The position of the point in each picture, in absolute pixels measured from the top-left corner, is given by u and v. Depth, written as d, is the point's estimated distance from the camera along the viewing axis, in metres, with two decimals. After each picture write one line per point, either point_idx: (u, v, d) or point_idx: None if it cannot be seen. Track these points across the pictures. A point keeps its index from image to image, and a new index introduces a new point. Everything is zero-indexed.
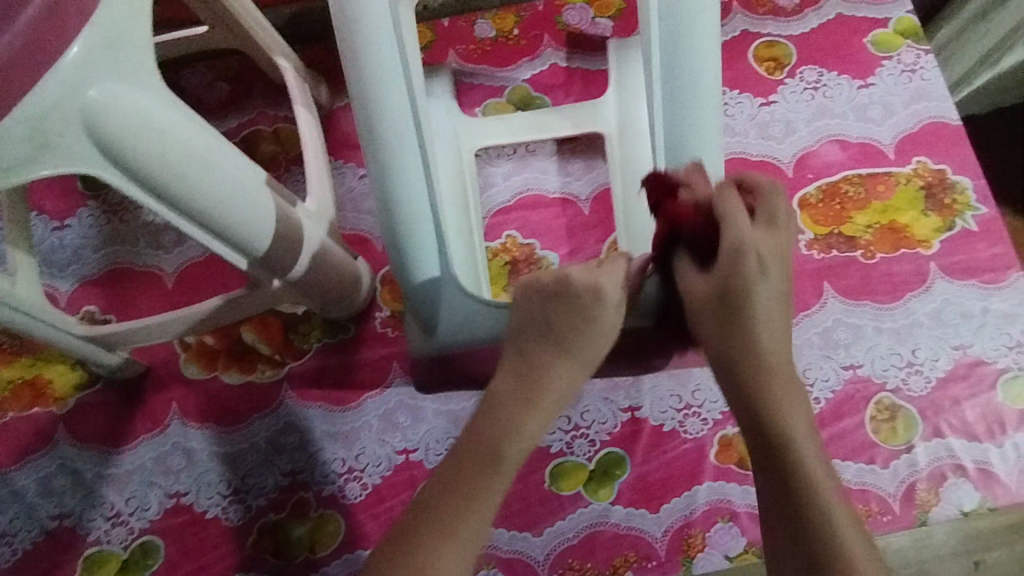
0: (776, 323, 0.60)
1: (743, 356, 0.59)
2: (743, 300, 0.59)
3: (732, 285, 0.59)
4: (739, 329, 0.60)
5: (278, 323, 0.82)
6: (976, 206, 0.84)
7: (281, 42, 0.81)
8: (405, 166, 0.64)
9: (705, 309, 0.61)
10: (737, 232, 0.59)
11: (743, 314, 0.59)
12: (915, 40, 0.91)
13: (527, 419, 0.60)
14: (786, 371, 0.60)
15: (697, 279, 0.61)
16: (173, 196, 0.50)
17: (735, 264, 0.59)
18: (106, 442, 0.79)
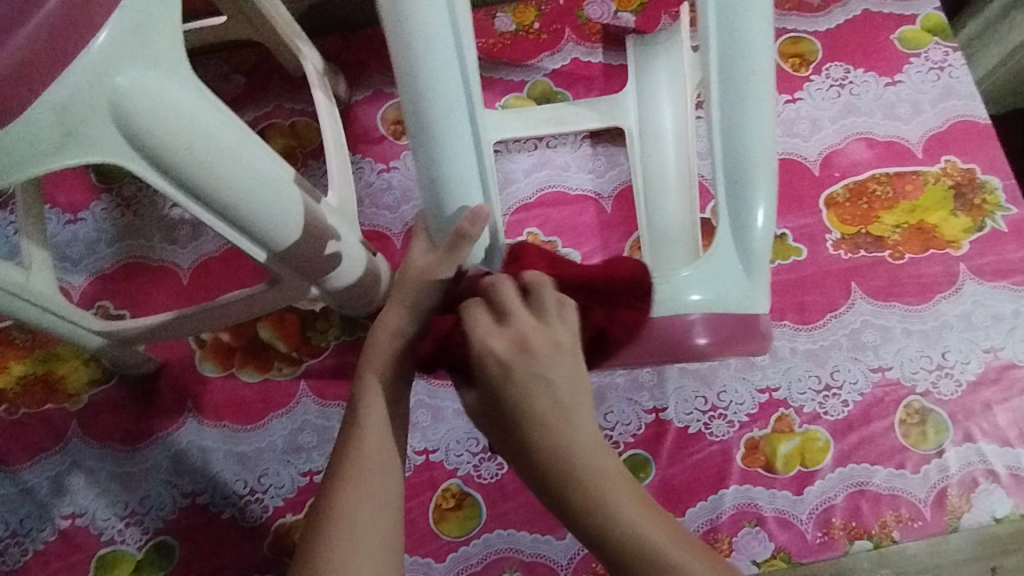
0: (568, 420, 0.44)
1: (533, 448, 0.44)
2: (527, 420, 0.44)
3: (497, 396, 0.45)
4: (529, 439, 0.44)
5: (295, 321, 0.81)
6: (1006, 207, 0.82)
7: (301, 33, 0.79)
8: (454, 142, 0.55)
9: (482, 413, 0.48)
10: (477, 331, 0.47)
11: (525, 419, 0.44)
12: (943, 37, 0.89)
13: (363, 434, 0.48)
14: (609, 473, 0.43)
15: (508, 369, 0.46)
16: (198, 188, 0.49)
17: (502, 378, 0.45)
18: (120, 439, 0.77)
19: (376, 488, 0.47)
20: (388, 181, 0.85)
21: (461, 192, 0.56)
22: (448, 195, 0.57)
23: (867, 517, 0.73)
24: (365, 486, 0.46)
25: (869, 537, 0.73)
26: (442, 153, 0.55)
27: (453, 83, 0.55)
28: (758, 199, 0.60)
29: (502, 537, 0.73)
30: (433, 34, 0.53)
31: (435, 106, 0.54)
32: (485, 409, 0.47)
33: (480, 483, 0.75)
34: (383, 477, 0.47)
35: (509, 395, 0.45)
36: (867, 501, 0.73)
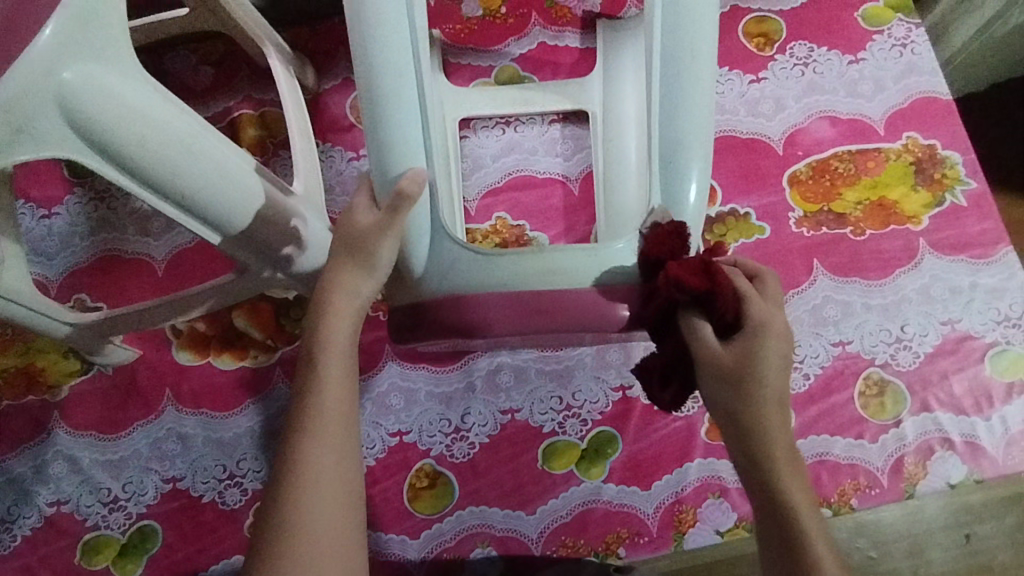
0: (776, 393, 0.52)
1: (750, 414, 0.52)
2: (757, 383, 0.52)
3: (745, 364, 0.52)
4: (745, 404, 0.52)
5: (269, 309, 0.82)
6: (966, 181, 0.84)
7: (266, 25, 0.78)
8: (400, 103, 0.60)
9: (721, 384, 0.52)
10: (757, 312, 0.52)
11: (744, 379, 0.52)
12: (905, 15, 0.90)
13: (320, 390, 0.53)
14: (790, 448, 0.52)
15: (716, 358, 0.52)
16: (156, 183, 0.50)
17: (755, 344, 0.52)
18: (99, 428, 0.79)
19: (335, 427, 0.52)
20: (358, 169, 0.86)
21: (404, 152, 0.60)
22: (392, 157, 0.60)
23: (826, 486, 0.76)
24: (328, 426, 0.52)
25: (828, 505, 0.75)
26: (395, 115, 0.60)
27: (399, 49, 0.59)
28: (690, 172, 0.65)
29: (473, 514, 0.76)
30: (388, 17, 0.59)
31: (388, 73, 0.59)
32: (733, 368, 0.52)
33: (452, 462, 0.77)
34: (338, 437, 0.52)
35: (759, 366, 0.52)
36: (827, 470, 0.76)
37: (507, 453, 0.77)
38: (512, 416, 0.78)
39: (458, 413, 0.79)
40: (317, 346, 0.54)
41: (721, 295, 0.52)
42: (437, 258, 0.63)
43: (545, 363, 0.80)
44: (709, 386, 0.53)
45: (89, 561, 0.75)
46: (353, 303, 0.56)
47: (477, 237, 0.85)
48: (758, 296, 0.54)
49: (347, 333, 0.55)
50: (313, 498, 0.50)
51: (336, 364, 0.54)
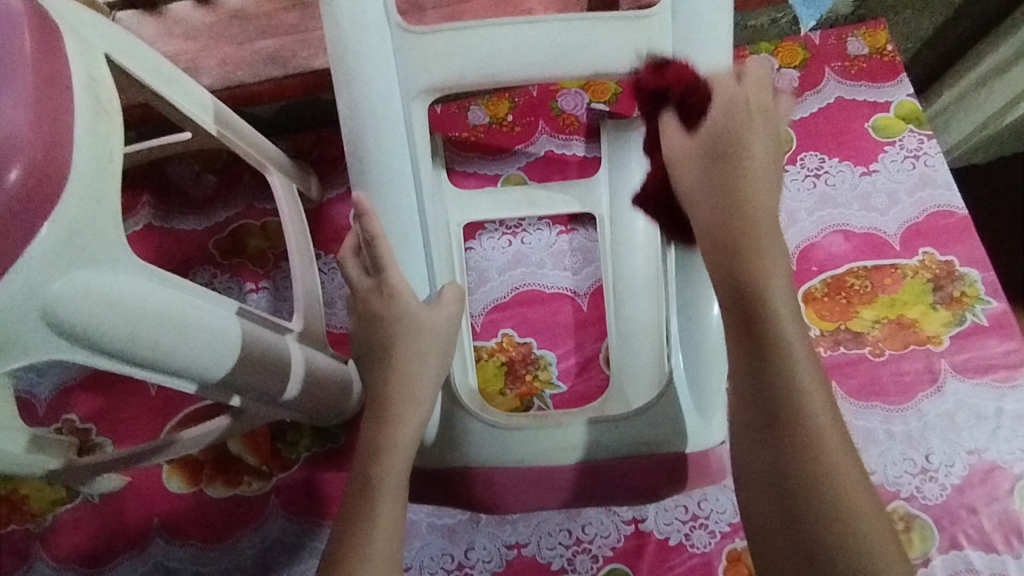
0: (772, 225, 0.55)
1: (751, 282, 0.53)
2: (739, 184, 0.56)
3: (720, 139, 0.57)
4: (718, 176, 0.57)
5: (265, 431, 0.79)
6: (987, 300, 0.81)
7: (269, 146, 0.74)
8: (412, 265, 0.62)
9: (690, 159, 0.58)
10: (718, 117, 0.58)
11: (727, 189, 0.56)
12: (917, 124, 0.89)
13: (371, 516, 0.51)
14: (771, 225, 0.55)
15: (677, 141, 0.59)
16: (149, 365, 0.47)
17: (721, 136, 0.57)
18: (83, 562, 0.75)
19: (381, 559, 0.50)
20: None
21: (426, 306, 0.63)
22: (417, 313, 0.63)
23: None
24: (374, 552, 0.50)
25: None
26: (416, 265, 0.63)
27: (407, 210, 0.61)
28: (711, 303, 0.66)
29: None
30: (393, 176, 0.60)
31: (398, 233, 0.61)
32: (700, 144, 0.58)
33: None
34: (387, 574, 0.50)
35: (734, 145, 0.57)
36: None
37: None
38: (518, 551, 0.74)
39: (461, 547, 0.75)
40: (373, 467, 0.54)
41: (688, 96, 0.60)
42: (451, 429, 0.69)
43: None
44: (681, 163, 0.59)
45: None
46: (412, 419, 0.56)
47: (483, 354, 0.82)
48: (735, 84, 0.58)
49: (405, 451, 0.55)
50: None
51: (390, 484, 0.53)
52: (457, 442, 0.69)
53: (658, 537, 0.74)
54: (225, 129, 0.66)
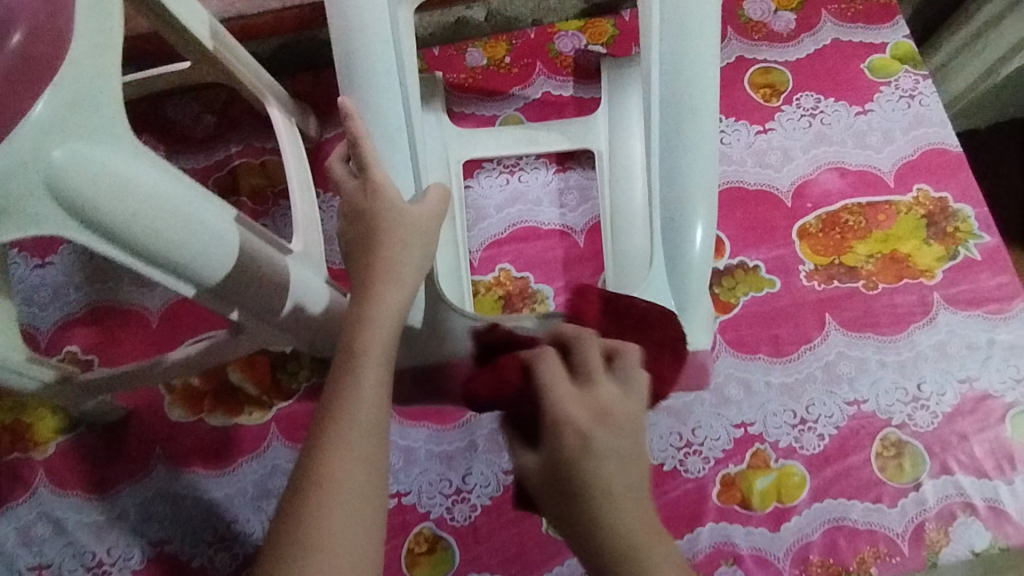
0: (662, 538, 0.43)
1: (599, 524, 0.43)
2: (589, 491, 0.43)
3: (558, 470, 0.45)
4: (583, 517, 0.43)
5: (265, 362, 0.80)
6: (979, 235, 0.82)
7: (266, 75, 0.77)
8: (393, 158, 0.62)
9: (546, 498, 0.46)
10: (559, 406, 0.47)
11: (586, 493, 0.43)
12: (913, 65, 0.89)
13: (356, 388, 0.47)
14: (654, 532, 0.43)
15: (528, 470, 0.47)
16: (148, 252, 0.48)
17: (557, 448, 0.45)
18: (86, 488, 0.76)
19: (367, 430, 0.46)
20: None
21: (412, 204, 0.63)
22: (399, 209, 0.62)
23: (845, 554, 0.72)
24: (359, 427, 0.46)
25: None
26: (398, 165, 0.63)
27: (392, 99, 0.63)
28: (698, 219, 0.65)
29: None
30: (379, 70, 0.62)
31: (383, 129, 0.62)
32: (546, 481, 0.46)
33: (453, 526, 0.74)
34: (373, 441, 0.46)
35: (577, 473, 0.44)
36: (844, 536, 0.73)
37: (510, 516, 0.74)
38: None
39: (459, 473, 0.76)
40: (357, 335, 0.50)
41: (529, 396, 0.50)
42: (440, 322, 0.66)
43: None
44: (543, 502, 0.47)
45: None
46: (399, 291, 0.53)
47: (480, 290, 0.83)
48: (573, 390, 0.48)
49: (390, 322, 0.51)
50: (337, 520, 0.44)
51: (376, 356, 0.49)
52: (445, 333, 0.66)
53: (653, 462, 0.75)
54: (222, 47, 0.69)
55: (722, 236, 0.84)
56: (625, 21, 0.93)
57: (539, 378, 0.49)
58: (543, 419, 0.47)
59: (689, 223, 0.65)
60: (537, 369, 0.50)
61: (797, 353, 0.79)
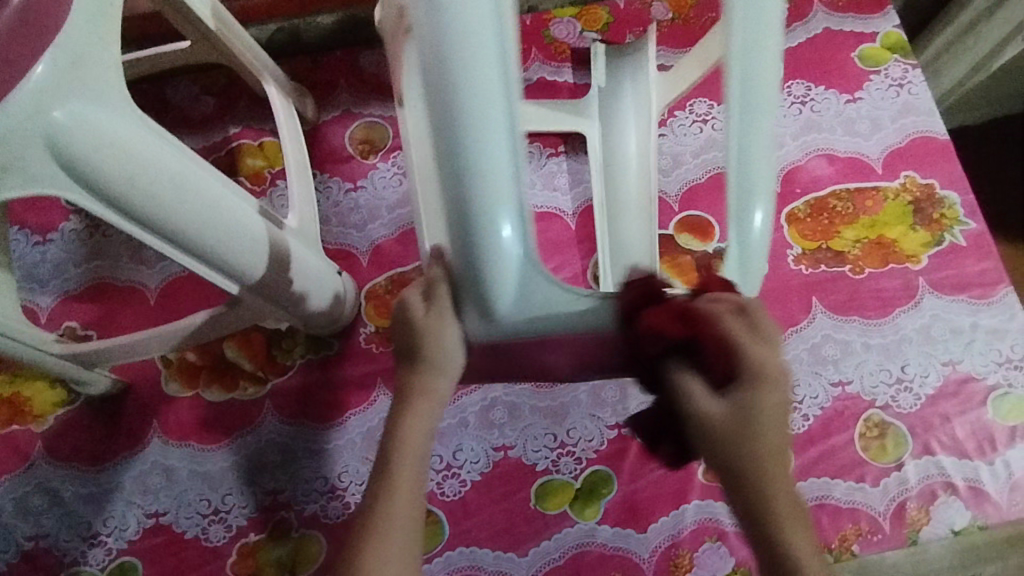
0: (798, 501, 0.43)
1: (749, 469, 0.42)
2: (748, 442, 0.42)
3: (743, 420, 0.42)
4: (741, 461, 0.42)
5: (260, 339, 0.81)
6: (964, 221, 0.83)
7: (265, 57, 0.79)
8: (468, 32, 0.38)
9: (712, 444, 0.43)
10: (766, 361, 0.42)
11: (746, 440, 0.42)
12: (902, 55, 0.90)
13: (410, 416, 0.46)
14: (796, 499, 0.43)
15: (703, 414, 0.43)
16: (146, 217, 0.50)
17: (749, 398, 0.42)
18: (83, 460, 0.78)
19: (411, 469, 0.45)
20: (355, 200, 0.86)
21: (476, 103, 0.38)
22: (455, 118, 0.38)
23: (827, 531, 0.74)
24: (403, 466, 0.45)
25: (830, 552, 0.73)
26: (456, 61, 0.38)
27: None
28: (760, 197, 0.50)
29: (464, 555, 0.74)
30: None
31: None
32: (727, 429, 0.42)
33: (443, 500, 0.75)
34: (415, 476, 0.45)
35: (752, 430, 0.42)
36: (827, 514, 0.74)
37: (499, 491, 0.76)
38: (504, 453, 0.77)
39: (450, 449, 0.77)
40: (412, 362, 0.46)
41: (703, 342, 0.42)
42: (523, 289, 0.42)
43: (540, 400, 0.78)
44: (703, 448, 0.44)
45: None
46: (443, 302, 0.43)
47: None
48: (751, 343, 0.42)
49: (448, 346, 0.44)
50: (382, 558, 0.44)
51: (425, 386, 0.46)
52: (491, 302, 0.42)
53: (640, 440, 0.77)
54: (223, 28, 0.71)
55: (711, 221, 0.85)
56: (620, 8, 0.94)
57: (708, 336, 0.42)
58: (733, 368, 0.42)
59: (749, 197, 0.50)
60: (721, 321, 0.42)
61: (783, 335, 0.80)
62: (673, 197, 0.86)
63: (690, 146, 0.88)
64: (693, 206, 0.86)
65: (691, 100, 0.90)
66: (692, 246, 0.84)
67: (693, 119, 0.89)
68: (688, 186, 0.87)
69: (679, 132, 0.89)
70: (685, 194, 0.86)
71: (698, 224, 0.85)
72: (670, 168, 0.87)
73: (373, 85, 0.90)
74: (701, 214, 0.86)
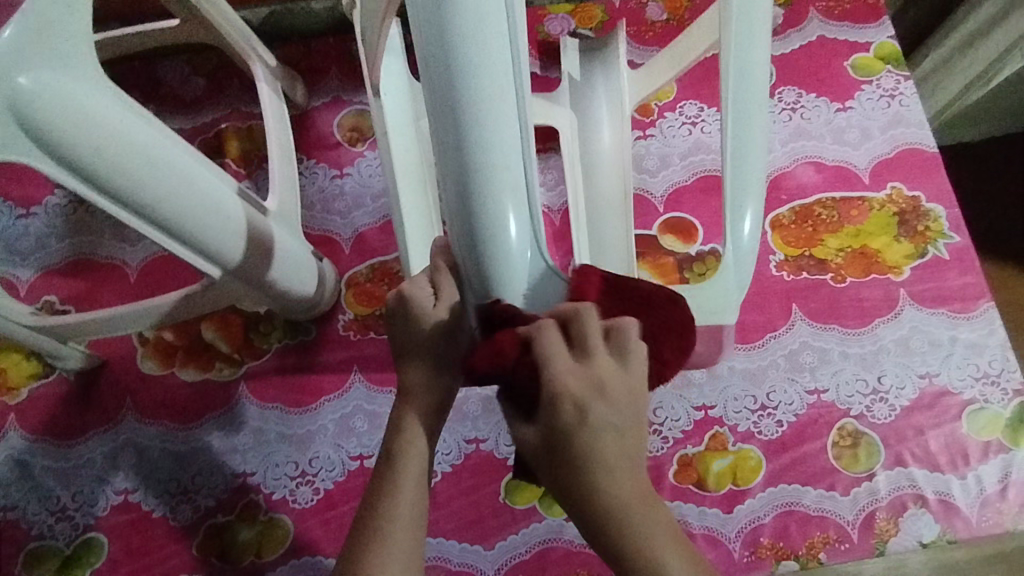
0: (657, 528, 0.41)
1: (595, 507, 0.40)
2: (589, 476, 0.40)
3: (560, 446, 0.40)
4: (584, 494, 0.40)
5: (238, 322, 0.81)
6: (949, 235, 0.83)
7: (254, 39, 0.79)
8: (485, 28, 0.38)
9: (538, 464, 0.41)
10: (560, 384, 0.39)
11: (580, 474, 0.40)
12: (895, 66, 0.90)
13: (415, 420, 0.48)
14: (657, 529, 0.41)
15: (528, 437, 0.41)
16: (116, 189, 0.50)
17: (569, 425, 0.39)
18: (55, 434, 0.77)
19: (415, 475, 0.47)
20: (341, 187, 0.86)
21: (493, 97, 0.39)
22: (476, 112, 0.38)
23: (794, 538, 0.73)
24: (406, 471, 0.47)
25: (796, 558, 0.73)
26: (465, 54, 0.38)
27: None
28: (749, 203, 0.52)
29: (431, 546, 0.73)
30: None
31: None
32: (541, 451, 0.41)
33: None
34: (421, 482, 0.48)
35: (582, 459, 0.40)
36: (795, 521, 0.74)
37: (469, 484, 0.75)
38: (476, 446, 0.77)
39: None
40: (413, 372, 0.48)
41: (518, 365, 0.40)
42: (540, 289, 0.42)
43: None
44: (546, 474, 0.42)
45: (32, 570, 0.73)
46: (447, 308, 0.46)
47: None
48: (569, 363, 0.40)
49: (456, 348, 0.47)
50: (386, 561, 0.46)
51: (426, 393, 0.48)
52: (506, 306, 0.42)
53: None
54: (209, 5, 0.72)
55: (695, 223, 0.85)
56: (615, 7, 0.94)
57: (535, 354, 0.39)
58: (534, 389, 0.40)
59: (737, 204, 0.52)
60: (539, 337, 0.40)
61: (762, 340, 0.80)
62: (658, 198, 0.86)
63: (678, 148, 0.88)
64: (678, 208, 0.86)
65: (681, 102, 0.90)
66: (675, 248, 0.84)
67: (683, 121, 0.89)
68: (673, 188, 0.87)
69: (668, 133, 0.89)
70: (670, 195, 0.86)
71: (682, 226, 0.85)
72: (657, 168, 0.87)
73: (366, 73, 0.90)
74: (684, 216, 0.85)
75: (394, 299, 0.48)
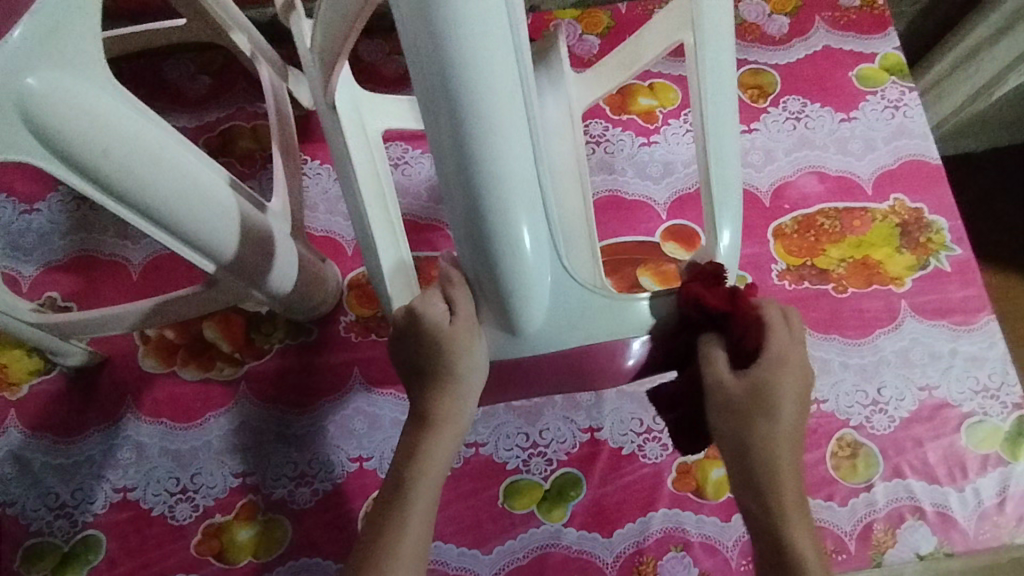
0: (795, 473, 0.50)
1: (766, 448, 0.49)
2: (763, 420, 0.48)
3: (763, 392, 0.48)
4: (761, 436, 0.49)
5: (240, 321, 0.81)
6: (951, 247, 0.83)
7: (260, 39, 0.79)
8: (489, 37, 0.38)
9: (733, 416, 0.48)
10: (777, 344, 0.48)
11: (764, 416, 0.48)
12: (900, 77, 0.90)
13: (436, 433, 0.53)
14: (797, 475, 0.50)
15: (730, 389, 0.48)
16: (121, 189, 0.50)
17: (769, 376, 0.48)
18: (55, 430, 0.78)
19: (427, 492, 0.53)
20: None
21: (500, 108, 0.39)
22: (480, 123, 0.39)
23: None
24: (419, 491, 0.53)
25: None
26: (468, 70, 0.38)
27: None
28: (726, 217, 0.54)
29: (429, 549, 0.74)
30: None
31: None
32: (752, 401, 0.48)
33: None
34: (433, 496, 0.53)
35: (775, 406, 0.48)
36: None
37: (467, 488, 0.76)
38: (475, 450, 0.77)
39: None
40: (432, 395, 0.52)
41: (739, 326, 0.48)
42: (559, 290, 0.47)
43: (515, 400, 0.78)
44: (715, 420, 0.49)
45: (30, 566, 0.73)
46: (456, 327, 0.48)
47: None
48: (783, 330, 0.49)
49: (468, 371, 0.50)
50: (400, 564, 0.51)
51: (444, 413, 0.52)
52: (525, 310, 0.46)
53: (610, 445, 0.77)
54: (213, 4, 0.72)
55: (697, 230, 0.85)
56: (620, 13, 0.94)
57: (755, 318, 0.48)
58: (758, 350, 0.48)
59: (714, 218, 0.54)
60: (760, 309, 0.49)
61: None
62: (662, 205, 0.86)
63: (681, 155, 0.88)
64: (680, 215, 0.86)
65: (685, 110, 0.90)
66: (678, 255, 0.84)
67: (687, 128, 0.89)
68: (676, 195, 0.87)
69: (671, 140, 0.89)
70: (673, 202, 0.87)
71: (684, 233, 0.85)
72: (660, 175, 0.87)
73: (371, 75, 0.90)
74: (687, 223, 0.86)
75: (407, 316, 0.51)
